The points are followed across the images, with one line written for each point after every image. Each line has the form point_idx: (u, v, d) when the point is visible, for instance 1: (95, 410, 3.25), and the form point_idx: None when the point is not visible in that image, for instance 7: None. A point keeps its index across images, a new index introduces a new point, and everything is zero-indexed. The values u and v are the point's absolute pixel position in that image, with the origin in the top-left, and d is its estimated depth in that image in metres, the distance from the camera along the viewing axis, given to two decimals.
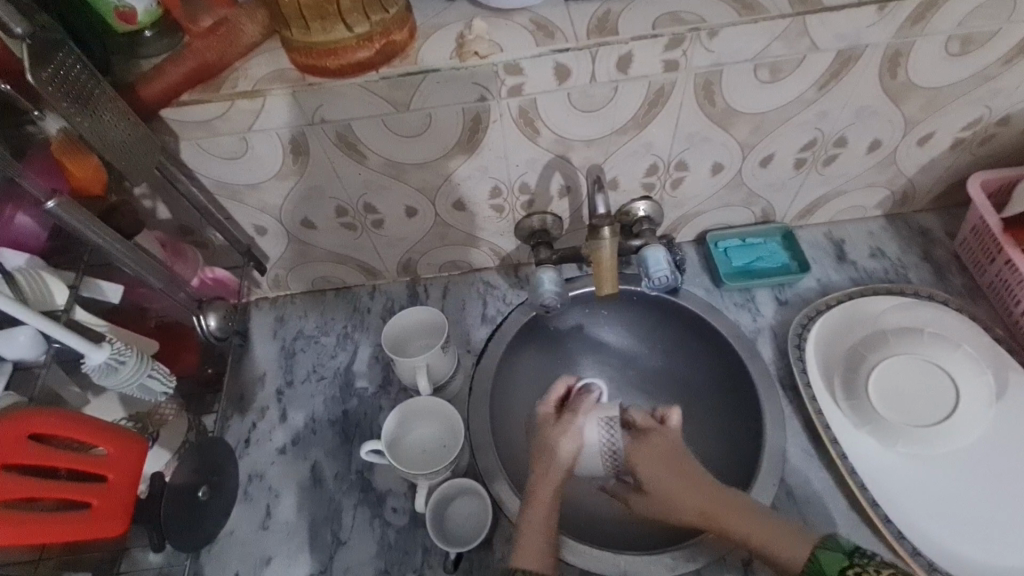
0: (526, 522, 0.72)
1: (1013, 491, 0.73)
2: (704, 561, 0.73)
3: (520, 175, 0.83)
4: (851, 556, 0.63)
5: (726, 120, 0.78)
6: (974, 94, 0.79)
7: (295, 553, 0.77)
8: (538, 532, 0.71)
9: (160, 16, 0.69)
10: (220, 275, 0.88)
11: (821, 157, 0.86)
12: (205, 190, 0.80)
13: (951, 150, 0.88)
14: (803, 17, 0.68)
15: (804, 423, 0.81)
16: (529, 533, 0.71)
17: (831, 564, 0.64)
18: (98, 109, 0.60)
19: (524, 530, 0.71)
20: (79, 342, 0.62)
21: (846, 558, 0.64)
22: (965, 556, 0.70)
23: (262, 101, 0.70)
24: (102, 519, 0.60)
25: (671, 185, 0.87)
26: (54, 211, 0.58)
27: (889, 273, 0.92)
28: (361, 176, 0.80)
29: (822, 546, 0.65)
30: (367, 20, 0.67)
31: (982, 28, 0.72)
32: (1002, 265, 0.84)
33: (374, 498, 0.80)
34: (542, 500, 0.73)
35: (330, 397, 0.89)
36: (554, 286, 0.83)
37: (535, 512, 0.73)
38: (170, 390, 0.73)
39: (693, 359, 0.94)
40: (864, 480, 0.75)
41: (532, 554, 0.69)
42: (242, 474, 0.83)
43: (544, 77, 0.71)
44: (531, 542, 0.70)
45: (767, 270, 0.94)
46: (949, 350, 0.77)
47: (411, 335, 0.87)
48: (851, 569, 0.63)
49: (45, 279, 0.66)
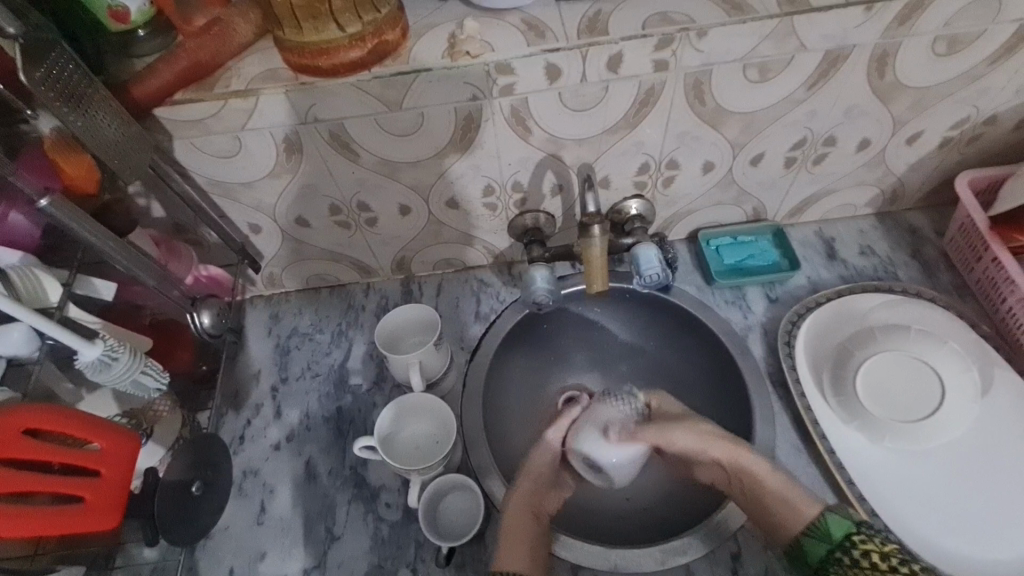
0: (506, 529, 0.72)
1: (997, 486, 0.74)
2: (694, 555, 0.74)
3: (513, 173, 0.83)
4: (858, 524, 0.66)
5: (717, 119, 0.79)
6: (961, 94, 0.80)
7: (290, 548, 0.77)
8: (518, 535, 0.71)
9: (154, 17, 0.70)
10: (214, 273, 0.89)
11: (811, 157, 0.87)
12: (198, 188, 0.81)
13: (940, 149, 0.89)
14: (791, 18, 0.69)
15: (793, 419, 0.82)
16: (512, 539, 0.71)
17: (836, 526, 0.66)
18: (91, 107, 0.61)
19: (507, 537, 0.71)
20: (71, 338, 0.62)
21: (853, 524, 0.66)
22: (949, 549, 0.71)
23: (255, 101, 0.70)
24: (96, 513, 0.61)
25: (663, 184, 0.88)
26: (47, 209, 0.59)
27: (878, 271, 0.93)
28: (354, 175, 0.81)
29: (830, 509, 0.68)
30: (359, 20, 0.67)
31: (968, 29, 0.73)
32: (990, 263, 0.85)
33: (368, 493, 0.81)
34: (520, 507, 0.74)
35: (325, 394, 0.89)
36: (547, 284, 0.84)
37: (516, 518, 0.73)
38: (163, 386, 0.73)
39: (685, 356, 0.95)
40: (851, 475, 0.76)
41: (512, 555, 0.69)
42: (236, 470, 0.83)
43: (535, 77, 0.71)
44: (512, 546, 0.70)
45: (758, 269, 0.94)
46: (936, 347, 0.78)
47: (404, 333, 0.88)
48: (857, 535, 0.65)
49: (40, 277, 0.66)
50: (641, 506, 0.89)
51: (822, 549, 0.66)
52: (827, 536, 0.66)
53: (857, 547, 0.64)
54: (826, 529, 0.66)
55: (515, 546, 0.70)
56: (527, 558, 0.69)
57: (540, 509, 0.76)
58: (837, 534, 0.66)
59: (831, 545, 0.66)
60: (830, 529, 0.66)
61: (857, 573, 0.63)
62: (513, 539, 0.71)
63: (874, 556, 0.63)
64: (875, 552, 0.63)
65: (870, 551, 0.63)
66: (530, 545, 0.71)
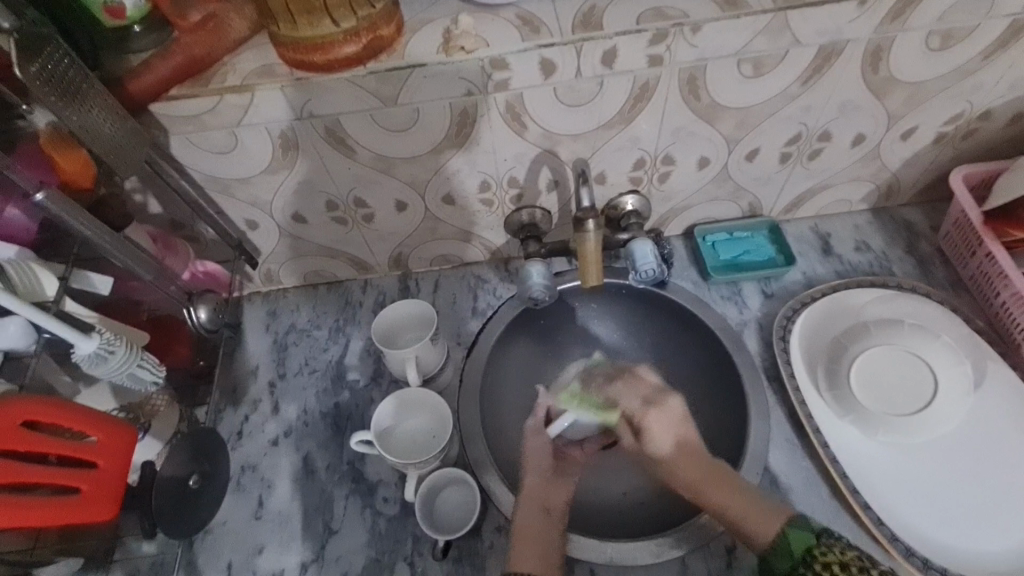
0: (519, 532, 0.72)
1: (990, 478, 0.75)
2: (689, 549, 0.74)
3: (509, 169, 0.84)
4: (819, 536, 0.62)
5: (711, 114, 0.79)
6: (955, 89, 0.80)
7: (287, 543, 0.78)
8: (526, 540, 0.71)
9: (149, 12, 0.70)
10: (210, 268, 0.89)
11: (806, 152, 0.87)
12: (196, 184, 0.81)
13: (935, 144, 0.89)
14: (785, 13, 0.69)
15: (788, 413, 0.83)
16: (523, 539, 0.71)
17: (797, 543, 0.63)
18: (86, 101, 0.61)
19: (518, 540, 0.71)
20: (68, 332, 0.63)
21: (813, 537, 0.62)
22: (942, 541, 0.71)
23: (251, 96, 0.70)
24: (92, 504, 0.61)
25: (659, 179, 0.88)
26: (43, 204, 0.59)
27: (873, 266, 0.94)
28: (351, 171, 0.81)
29: (791, 525, 0.64)
30: (354, 15, 0.67)
31: (961, 23, 0.73)
32: (984, 257, 0.86)
33: (366, 488, 0.81)
34: (530, 509, 0.74)
35: (322, 389, 0.90)
36: (542, 279, 0.85)
37: (526, 517, 0.73)
38: (160, 380, 0.74)
39: (682, 352, 0.95)
40: (846, 468, 0.77)
41: (524, 559, 0.69)
42: (235, 465, 0.84)
43: (530, 71, 0.71)
44: (524, 548, 0.70)
45: (753, 264, 0.95)
46: (929, 341, 0.79)
47: (402, 328, 0.88)
48: (816, 548, 0.61)
49: (36, 270, 0.67)
50: (639, 501, 0.89)
51: (784, 566, 0.62)
52: (788, 553, 0.62)
53: (816, 561, 0.60)
54: (785, 545, 0.63)
55: (525, 546, 0.70)
56: (538, 560, 0.69)
57: (550, 503, 0.76)
58: (798, 550, 0.62)
59: (792, 562, 0.62)
60: (790, 546, 0.63)
61: None
62: (523, 540, 0.71)
63: (834, 568, 0.58)
64: (834, 564, 0.59)
65: (830, 563, 0.59)
66: (543, 545, 0.71)
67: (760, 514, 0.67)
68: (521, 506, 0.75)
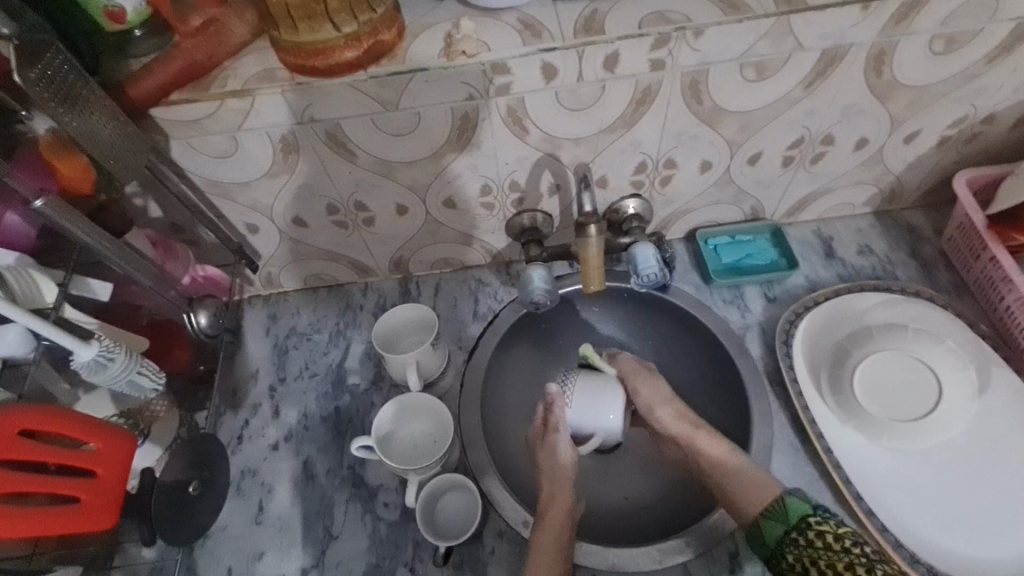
0: (536, 545, 0.72)
1: (997, 484, 0.74)
2: (691, 555, 0.74)
3: (510, 172, 0.83)
4: (816, 507, 0.67)
5: (713, 118, 0.79)
6: (958, 93, 0.80)
7: (288, 548, 0.78)
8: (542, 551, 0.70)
9: (149, 17, 0.70)
10: (210, 272, 0.88)
11: (808, 156, 0.87)
12: (196, 188, 0.81)
13: (938, 148, 0.88)
14: (788, 17, 0.69)
15: (790, 417, 0.82)
16: (540, 550, 0.71)
17: (794, 510, 0.67)
18: (86, 109, 0.61)
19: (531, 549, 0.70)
20: (67, 340, 0.62)
21: (811, 506, 0.67)
22: (948, 548, 0.71)
23: (251, 101, 0.70)
24: (91, 514, 0.61)
25: (660, 183, 0.88)
26: (42, 210, 0.59)
27: (876, 270, 0.93)
28: (351, 174, 0.81)
29: (790, 493, 0.69)
30: (355, 20, 0.67)
31: (965, 28, 0.73)
32: (987, 262, 0.85)
33: (366, 493, 0.81)
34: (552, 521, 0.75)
35: (323, 393, 0.89)
36: (544, 283, 0.84)
37: (544, 535, 0.73)
38: (160, 386, 0.74)
39: (685, 355, 0.95)
40: (849, 475, 0.76)
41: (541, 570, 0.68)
42: (235, 470, 0.83)
43: (531, 76, 0.71)
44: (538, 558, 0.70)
45: (755, 268, 0.94)
46: (932, 347, 0.78)
47: (403, 332, 0.88)
48: (813, 516, 0.66)
49: (36, 278, 0.66)
50: (641, 505, 0.89)
51: (778, 531, 0.66)
52: (785, 518, 0.67)
53: (812, 527, 0.65)
54: (783, 512, 0.67)
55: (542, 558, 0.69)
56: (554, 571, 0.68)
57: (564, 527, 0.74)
58: (794, 517, 0.66)
59: (787, 527, 0.66)
60: (788, 513, 0.67)
61: (811, 553, 0.63)
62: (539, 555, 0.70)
63: (828, 537, 0.63)
64: (829, 531, 0.63)
65: (825, 532, 0.64)
66: (561, 555, 0.71)
67: (757, 488, 0.71)
68: (543, 521, 0.74)
